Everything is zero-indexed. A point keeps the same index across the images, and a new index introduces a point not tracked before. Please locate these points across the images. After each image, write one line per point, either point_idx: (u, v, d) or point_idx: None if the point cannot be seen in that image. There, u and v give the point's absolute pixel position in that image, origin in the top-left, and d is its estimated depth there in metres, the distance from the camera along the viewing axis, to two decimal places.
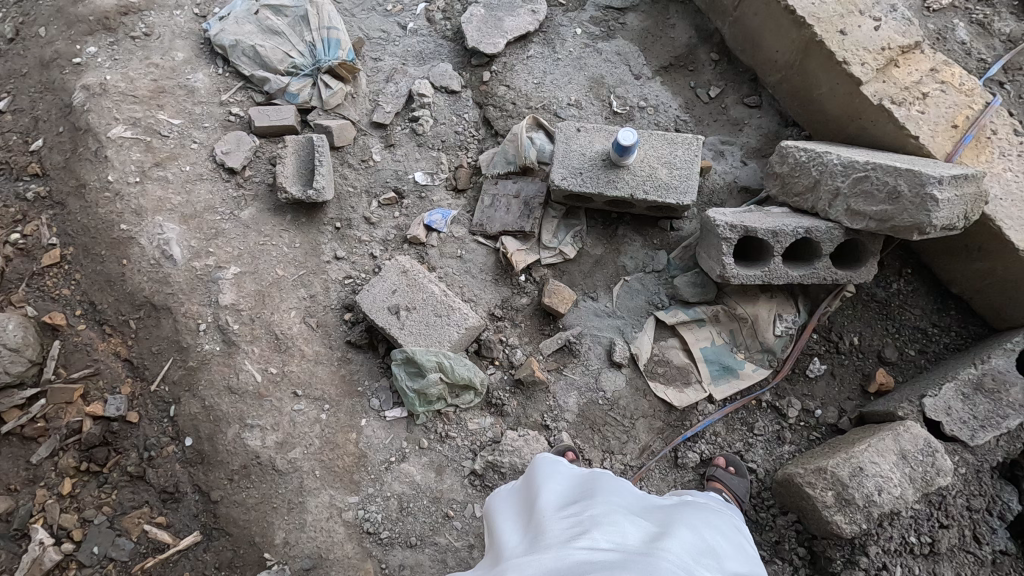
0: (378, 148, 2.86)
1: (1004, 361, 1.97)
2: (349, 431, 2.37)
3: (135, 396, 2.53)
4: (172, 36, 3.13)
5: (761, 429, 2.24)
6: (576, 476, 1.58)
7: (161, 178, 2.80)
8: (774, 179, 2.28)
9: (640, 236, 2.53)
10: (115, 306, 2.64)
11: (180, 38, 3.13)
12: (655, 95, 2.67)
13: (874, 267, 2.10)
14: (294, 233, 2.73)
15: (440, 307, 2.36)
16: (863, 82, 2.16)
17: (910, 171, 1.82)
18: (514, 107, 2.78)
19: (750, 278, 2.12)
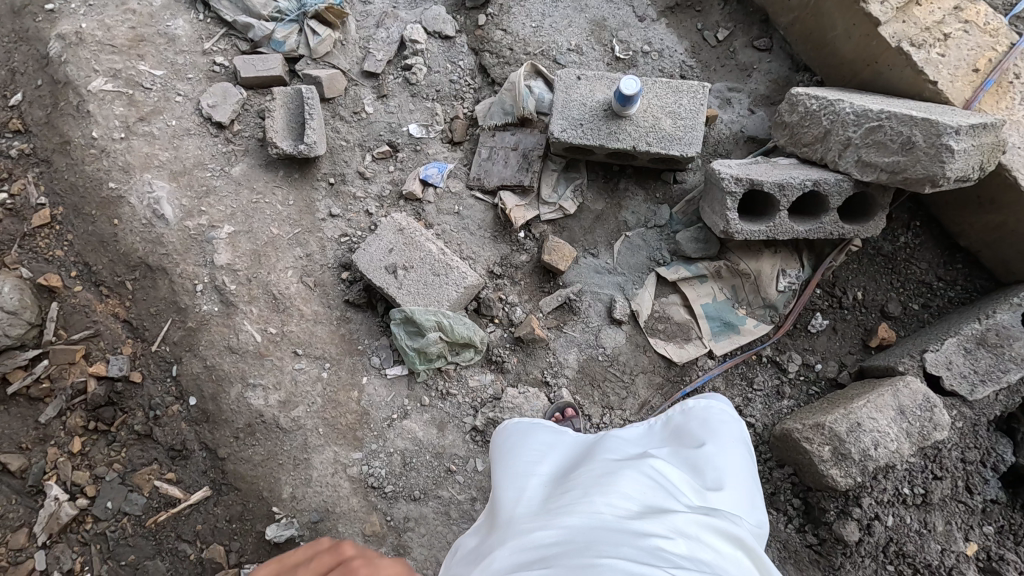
0: (370, 99, 2.74)
1: (1009, 316, 1.94)
2: (351, 389, 2.39)
3: (137, 356, 2.54)
4: None
5: (760, 384, 2.25)
6: (570, 447, 1.61)
7: (147, 134, 2.71)
8: (783, 128, 2.18)
9: (642, 189, 2.45)
10: (110, 267, 2.61)
11: None
12: (660, 38, 2.53)
13: (883, 221, 2.04)
14: (288, 190, 2.66)
15: (437, 265, 2.31)
16: (881, 22, 2.02)
17: (926, 120, 1.73)
18: (511, 52, 2.63)
19: (755, 233, 2.07)
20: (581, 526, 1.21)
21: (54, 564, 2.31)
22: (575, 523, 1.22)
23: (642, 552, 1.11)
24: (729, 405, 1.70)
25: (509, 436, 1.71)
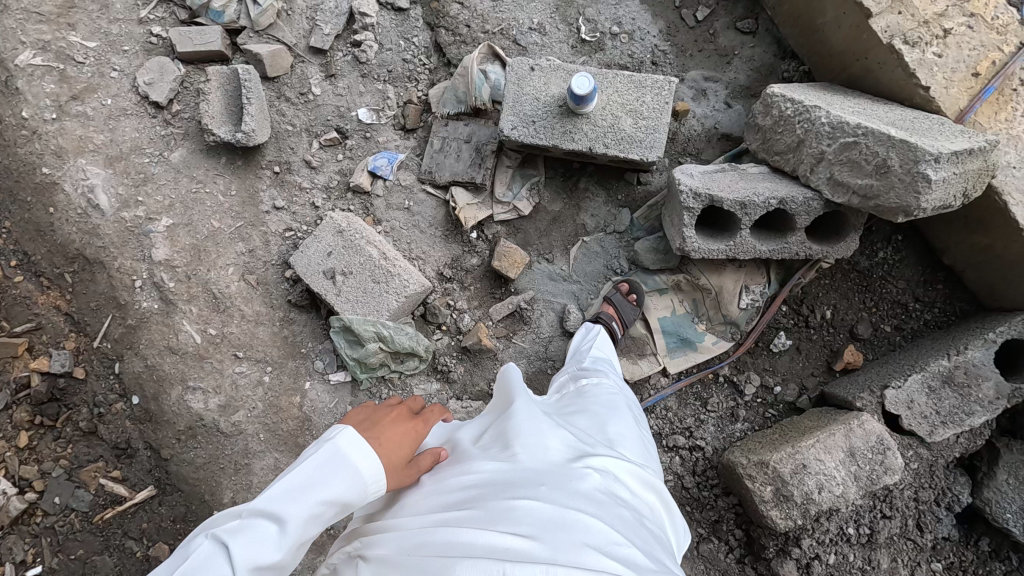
0: (317, 79, 2.52)
1: (981, 353, 1.77)
2: (293, 394, 2.35)
3: (81, 351, 2.48)
4: None
5: (714, 405, 2.15)
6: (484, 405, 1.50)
7: (80, 114, 2.52)
8: (756, 132, 1.96)
9: (604, 190, 2.26)
10: (48, 257, 2.50)
11: None
12: (632, 17, 2.25)
13: (855, 242, 1.85)
14: (230, 179, 2.50)
15: (378, 272, 2.17)
16: (873, 14, 1.75)
17: (905, 141, 1.52)
18: (467, 30, 2.37)
19: (713, 252, 1.90)
20: (501, 475, 1.14)
21: (6, 556, 2.27)
22: (493, 475, 1.14)
23: (568, 494, 1.08)
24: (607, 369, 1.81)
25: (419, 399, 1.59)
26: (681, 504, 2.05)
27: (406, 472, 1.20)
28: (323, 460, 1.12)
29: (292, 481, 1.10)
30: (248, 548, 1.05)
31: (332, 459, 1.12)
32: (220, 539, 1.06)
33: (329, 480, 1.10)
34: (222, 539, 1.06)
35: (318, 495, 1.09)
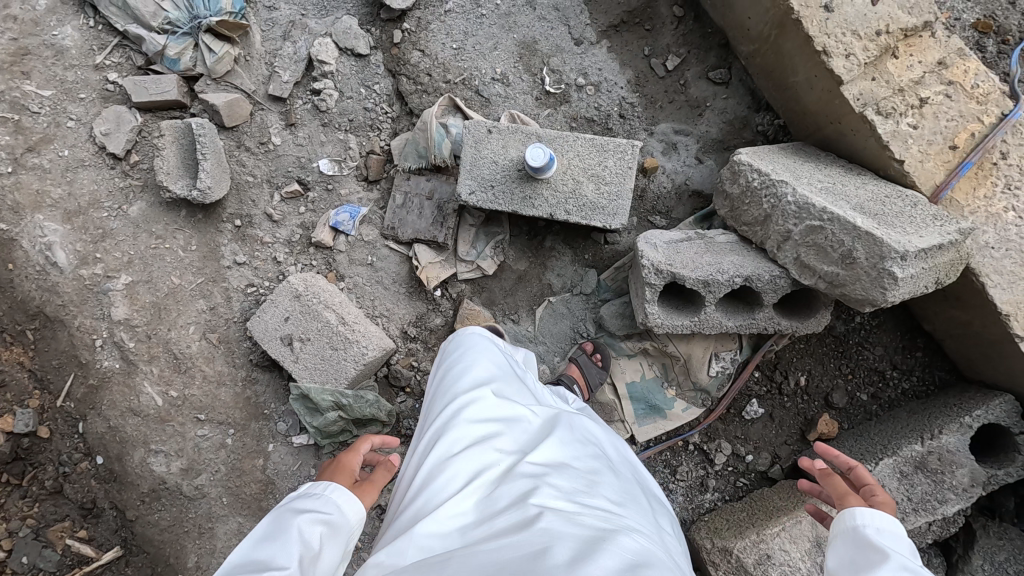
0: (277, 128, 2.43)
1: (956, 439, 1.71)
2: (256, 456, 2.32)
3: (45, 410, 2.37)
4: None
5: (683, 474, 2.08)
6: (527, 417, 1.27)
7: (37, 167, 2.40)
8: (724, 198, 1.86)
9: (571, 249, 2.18)
10: (7, 314, 2.36)
11: None
12: (599, 67, 2.16)
13: (827, 317, 1.75)
14: (191, 233, 2.42)
15: (336, 338, 2.11)
16: (845, 81, 1.63)
17: (870, 235, 1.43)
18: (429, 79, 2.27)
19: (678, 328, 1.81)
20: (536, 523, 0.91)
21: None
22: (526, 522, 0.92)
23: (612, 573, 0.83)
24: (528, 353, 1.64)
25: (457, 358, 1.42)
26: None
27: (367, 488, 1.17)
28: (290, 502, 1.08)
29: (269, 523, 1.01)
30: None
31: (302, 496, 1.09)
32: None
33: (308, 505, 1.06)
34: None
35: (302, 516, 1.02)
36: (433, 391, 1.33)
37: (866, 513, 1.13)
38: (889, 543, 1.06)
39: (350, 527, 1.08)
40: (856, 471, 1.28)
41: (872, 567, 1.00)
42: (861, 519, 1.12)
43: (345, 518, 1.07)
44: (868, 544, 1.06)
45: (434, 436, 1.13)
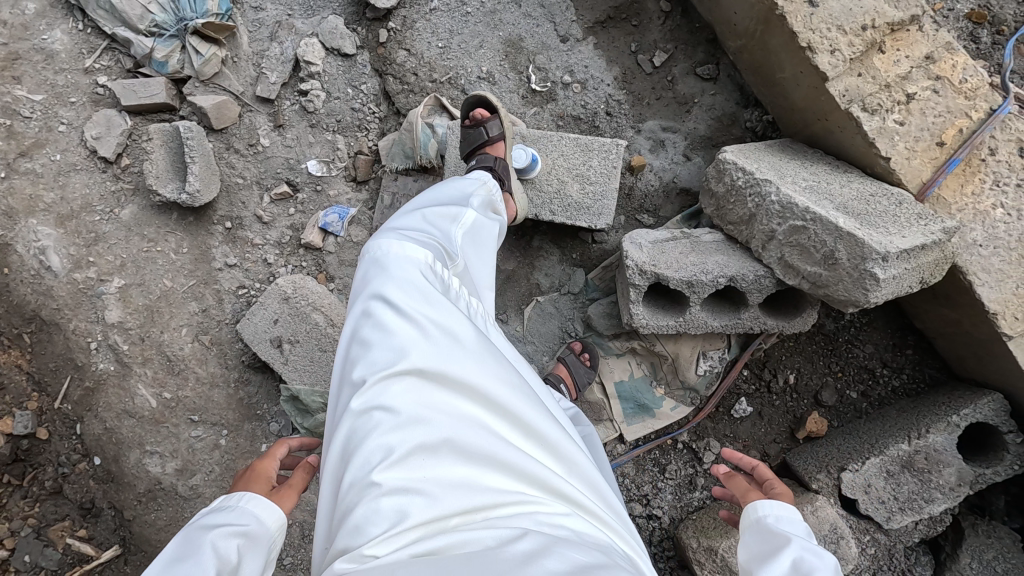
0: (265, 129, 2.44)
1: (944, 438, 1.69)
2: (250, 457, 2.33)
3: (43, 412, 2.33)
4: None
5: (672, 473, 2.08)
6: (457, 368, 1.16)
7: (30, 172, 2.38)
8: (710, 196, 1.84)
9: (558, 248, 2.17)
10: (3, 318, 2.32)
11: None
12: (585, 64, 2.14)
13: (813, 316, 1.73)
14: (182, 236, 2.43)
15: (326, 340, 2.13)
16: (830, 77, 1.60)
17: (851, 235, 1.41)
18: (415, 78, 2.24)
19: (663, 328, 1.79)
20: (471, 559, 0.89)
21: None
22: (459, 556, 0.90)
23: None
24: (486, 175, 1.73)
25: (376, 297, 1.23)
26: None
27: (286, 493, 1.21)
28: (200, 521, 1.08)
29: (178, 543, 1.01)
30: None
31: (211, 516, 1.10)
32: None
33: (219, 520, 1.07)
34: None
35: (217, 529, 1.04)
36: (351, 348, 1.19)
37: (768, 504, 1.19)
38: (790, 530, 1.13)
39: (269, 536, 1.13)
40: (758, 469, 1.31)
41: (778, 555, 1.05)
42: (764, 511, 1.18)
43: (261, 527, 1.11)
44: (770, 533, 1.12)
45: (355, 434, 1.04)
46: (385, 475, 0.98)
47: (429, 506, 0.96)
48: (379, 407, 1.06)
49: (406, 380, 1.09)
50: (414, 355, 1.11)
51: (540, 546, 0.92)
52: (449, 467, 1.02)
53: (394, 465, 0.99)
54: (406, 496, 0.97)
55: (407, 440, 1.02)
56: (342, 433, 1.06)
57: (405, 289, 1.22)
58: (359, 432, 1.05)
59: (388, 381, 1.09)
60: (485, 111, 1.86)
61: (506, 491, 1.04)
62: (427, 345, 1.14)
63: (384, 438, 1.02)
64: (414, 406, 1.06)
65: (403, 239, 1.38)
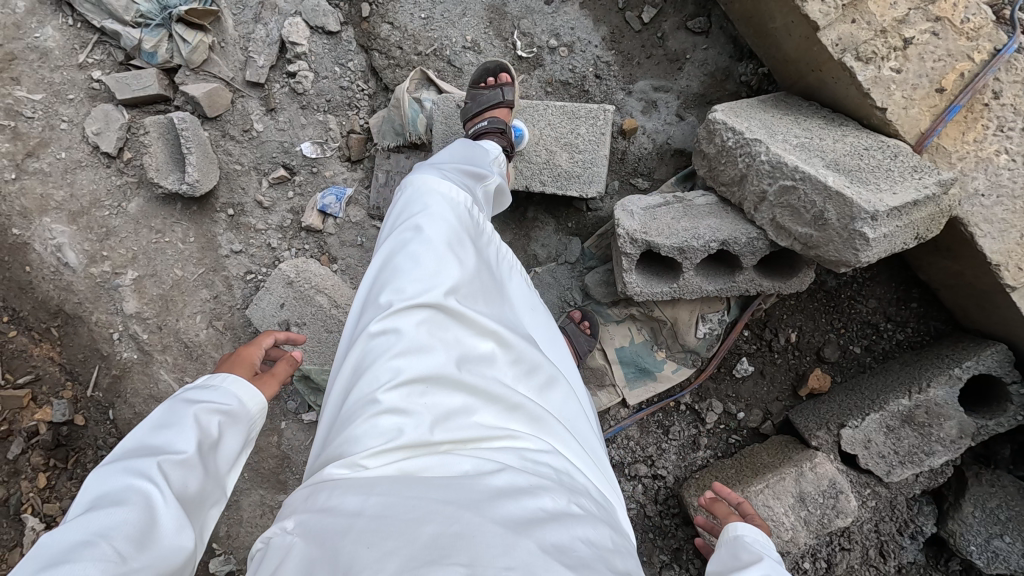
0: (258, 114, 2.44)
1: (945, 392, 1.68)
2: (271, 434, 2.42)
3: (78, 399, 2.45)
4: None
5: (675, 434, 2.11)
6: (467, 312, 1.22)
7: (38, 171, 2.42)
8: (702, 157, 1.80)
9: (553, 218, 2.16)
10: (33, 313, 2.42)
11: None
12: (571, 26, 2.07)
13: (809, 276, 1.71)
14: (188, 225, 2.48)
15: (331, 321, 2.19)
16: (822, 26, 1.52)
17: (840, 194, 1.38)
18: (400, 52, 2.19)
19: (658, 295, 1.79)
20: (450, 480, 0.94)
21: None
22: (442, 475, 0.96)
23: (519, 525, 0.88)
24: (500, 146, 1.75)
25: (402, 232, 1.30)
26: (643, 531, 2.08)
27: (268, 380, 1.33)
28: (189, 391, 1.20)
29: (164, 412, 1.13)
30: (150, 461, 1.04)
31: (197, 389, 1.20)
32: (113, 481, 1.00)
33: (204, 396, 1.18)
34: (118, 477, 1.01)
35: (200, 406, 1.15)
36: (375, 275, 1.27)
37: (745, 528, 1.31)
38: (762, 550, 1.24)
39: (250, 416, 1.24)
40: (741, 504, 1.52)
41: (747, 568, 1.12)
42: (741, 532, 1.30)
43: (242, 407, 1.22)
44: (742, 549, 1.23)
45: (368, 354, 1.11)
46: (389, 395, 1.04)
47: (424, 429, 1.02)
48: (396, 332, 1.12)
49: (424, 313, 1.15)
50: (434, 292, 1.18)
51: (516, 482, 0.96)
52: (448, 397, 1.07)
53: (400, 386, 1.05)
54: (404, 416, 1.02)
55: (413, 366, 1.08)
56: (357, 351, 1.13)
57: (432, 230, 1.29)
58: (373, 352, 1.11)
59: (408, 310, 1.15)
60: (507, 75, 1.92)
61: (498, 428, 1.09)
62: (444, 284, 1.20)
63: (393, 361, 1.08)
64: (424, 336, 1.12)
65: (441, 180, 1.44)
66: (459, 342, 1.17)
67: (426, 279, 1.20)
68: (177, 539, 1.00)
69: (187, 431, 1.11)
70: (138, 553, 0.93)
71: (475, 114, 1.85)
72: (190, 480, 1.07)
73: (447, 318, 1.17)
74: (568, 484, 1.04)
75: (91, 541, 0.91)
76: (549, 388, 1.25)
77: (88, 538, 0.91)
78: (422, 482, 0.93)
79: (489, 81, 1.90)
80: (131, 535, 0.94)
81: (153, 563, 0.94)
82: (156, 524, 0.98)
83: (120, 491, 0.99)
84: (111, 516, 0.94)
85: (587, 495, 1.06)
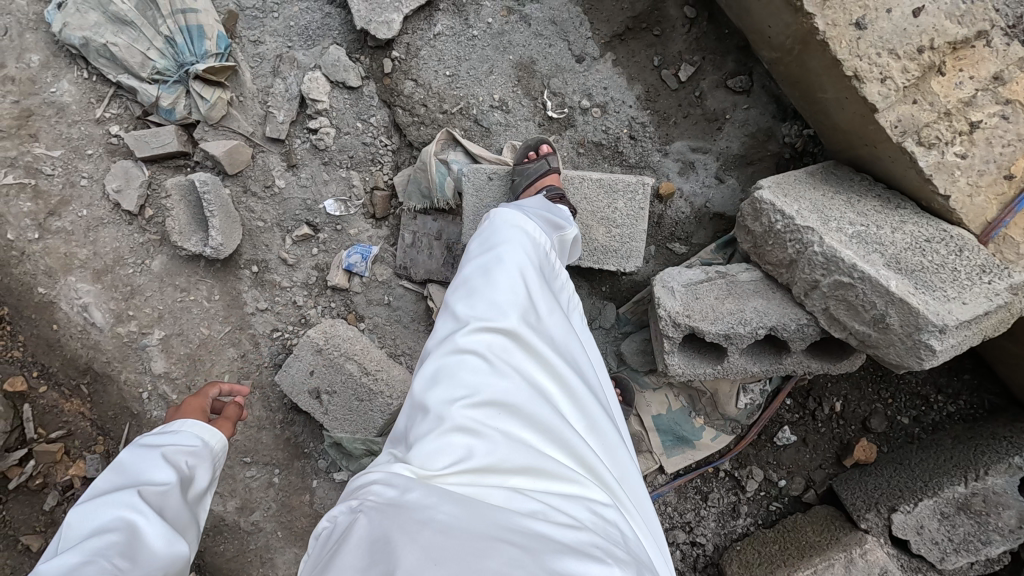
0: (280, 170, 2.38)
1: (1004, 480, 1.63)
2: (302, 493, 2.41)
3: (111, 454, 2.42)
4: (21, 28, 2.33)
5: (715, 501, 2.06)
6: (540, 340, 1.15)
7: (61, 230, 2.36)
8: (746, 232, 1.71)
9: (586, 282, 2.08)
10: (63, 370, 2.40)
11: (32, 31, 2.33)
12: (604, 85, 1.99)
13: (860, 360, 1.64)
14: (213, 283, 2.43)
15: (361, 389, 2.16)
16: (881, 109, 1.42)
17: (905, 301, 1.31)
18: (425, 110, 2.10)
19: (699, 374, 1.73)
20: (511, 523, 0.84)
21: None
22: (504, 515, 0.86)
23: None
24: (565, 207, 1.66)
25: (484, 251, 1.27)
26: None
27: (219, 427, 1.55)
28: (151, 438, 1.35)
29: (135, 456, 1.28)
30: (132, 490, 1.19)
31: (160, 435, 1.35)
32: (99, 513, 1.15)
33: (169, 441, 1.34)
34: (103, 510, 1.15)
35: (169, 448, 1.31)
36: (455, 286, 1.23)
37: None
38: None
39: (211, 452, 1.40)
40: None
41: None
42: None
43: (204, 446, 1.38)
44: None
45: (443, 364, 1.05)
46: (464, 413, 0.97)
47: (493, 454, 0.94)
48: (474, 350, 1.06)
49: (501, 336, 1.10)
50: (512, 316, 1.13)
51: (581, 538, 0.85)
52: (518, 428, 1.00)
53: (474, 407, 0.99)
54: (475, 439, 0.95)
55: (488, 390, 1.01)
56: (433, 362, 1.07)
57: (513, 255, 1.25)
58: (448, 366, 1.05)
59: (487, 330, 1.10)
60: (548, 147, 1.88)
61: (567, 471, 0.99)
62: (520, 310, 1.15)
63: (469, 378, 1.02)
64: (500, 361, 1.06)
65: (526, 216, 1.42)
66: (531, 372, 1.09)
67: (508, 298, 1.16)
68: (165, 552, 1.15)
69: (160, 466, 1.26)
70: (138, 558, 1.11)
71: (526, 188, 1.79)
72: (170, 506, 1.23)
73: (519, 348, 1.10)
74: (633, 555, 0.90)
75: (91, 559, 1.05)
76: (611, 434, 1.13)
77: (87, 556, 1.06)
78: (484, 515, 0.83)
79: (530, 157, 1.86)
80: (125, 548, 1.09)
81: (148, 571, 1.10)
82: (146, 540, 1.13)
83: (110, 519, 1.13)
84: (105, 537, 1.09)
85: (648, 569, 0.92)
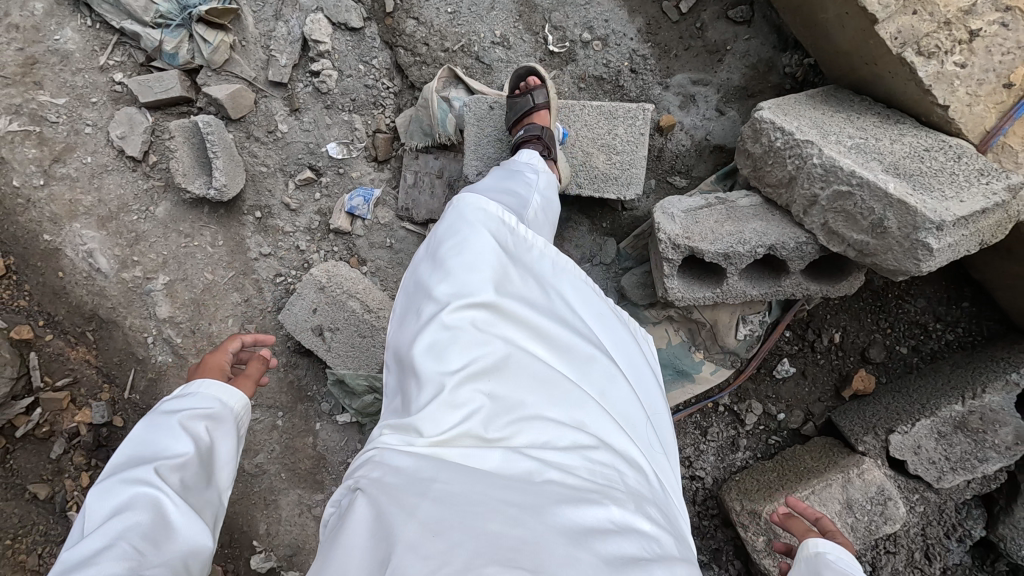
0: (282, 115, 2.39)
1: (1001, 398, 1.64)
2: (305, 435, 2.43)
3: (116, 401, 2.43)
4: None
5: (714, 435, 2.08)
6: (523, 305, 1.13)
7: (65, 176, 2.37)
8: (746, 155, 1.72)
9: (587, 219, 2.10)
10: (68, 317, 2.42)
11: None
12: (605, 19, 1.99)
13: (859, 281, 1.65)
14: (216, 229, 2.44)
15: (363, 326, 2.18)
16: (881, 19, 1.42)
17: (902, 202, 1.32)
18: (426, 48, 2.11)
19: (699, 300, 1.74)
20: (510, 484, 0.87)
21: None
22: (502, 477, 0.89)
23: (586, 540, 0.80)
24: (537, 151, 1.67)
25: (454, 225, 1.22)
26: None
27: (243, 381, 1.40)
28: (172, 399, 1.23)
29: (148, 427, 1.15)
30: (149, 466, 1.08)
31: (177, 398, 1.23)
32: (114, 491, 1.04)
33: (184, 404, 1.21)
34: (118, 487, 1.04)
35: (184, 414, 1.18)
36: (429, 265, 1.18)
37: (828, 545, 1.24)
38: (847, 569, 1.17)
39: (234, 414, 1.27)
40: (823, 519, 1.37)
41: None
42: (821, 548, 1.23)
43: (224, 407, 1.25)
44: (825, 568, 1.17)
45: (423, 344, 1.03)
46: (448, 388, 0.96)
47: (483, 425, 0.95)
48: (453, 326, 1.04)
49: (479, 308, 1.07)
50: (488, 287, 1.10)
51: (580, 492, 0.88)
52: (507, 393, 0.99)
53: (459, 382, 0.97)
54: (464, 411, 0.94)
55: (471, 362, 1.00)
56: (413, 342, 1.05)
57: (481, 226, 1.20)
58: (428, 345, 1.02)
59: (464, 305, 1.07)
60: (537, 79, 1.84)
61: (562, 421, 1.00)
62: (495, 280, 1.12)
63: (451, 354, 1.00)
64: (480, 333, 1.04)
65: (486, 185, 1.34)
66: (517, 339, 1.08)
67: (483, 270, 1.12)
68: (191, 534, 1.05)
69: (176, 436, 1.14)
70: (155, 552, 0.98)
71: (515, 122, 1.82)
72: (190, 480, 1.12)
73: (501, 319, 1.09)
74: (634, 493, 0.95)
75: (111, 545, 0.95)
76: (604, 381, 1.15)
77: (105, 544, 0.96)
78: (478, 481, 0.86)
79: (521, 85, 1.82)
80: (146, 534, 0.99)
81: (172, 558, 1.00)
82: (166, 523, 1.03)
83: (127, 499, 1.02)
84: (124, 520, 0.99)
85: (652, 503, 0.97)
